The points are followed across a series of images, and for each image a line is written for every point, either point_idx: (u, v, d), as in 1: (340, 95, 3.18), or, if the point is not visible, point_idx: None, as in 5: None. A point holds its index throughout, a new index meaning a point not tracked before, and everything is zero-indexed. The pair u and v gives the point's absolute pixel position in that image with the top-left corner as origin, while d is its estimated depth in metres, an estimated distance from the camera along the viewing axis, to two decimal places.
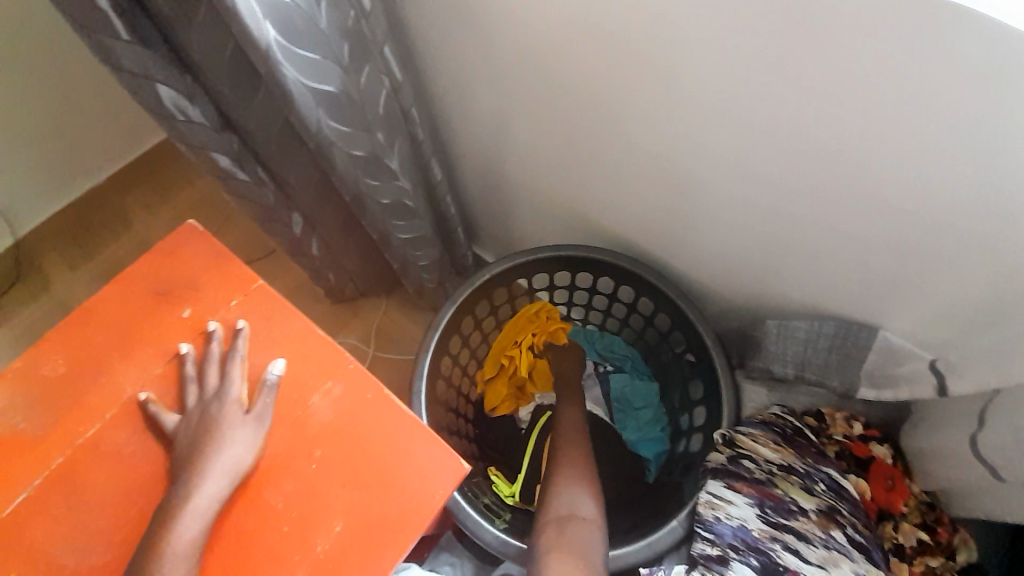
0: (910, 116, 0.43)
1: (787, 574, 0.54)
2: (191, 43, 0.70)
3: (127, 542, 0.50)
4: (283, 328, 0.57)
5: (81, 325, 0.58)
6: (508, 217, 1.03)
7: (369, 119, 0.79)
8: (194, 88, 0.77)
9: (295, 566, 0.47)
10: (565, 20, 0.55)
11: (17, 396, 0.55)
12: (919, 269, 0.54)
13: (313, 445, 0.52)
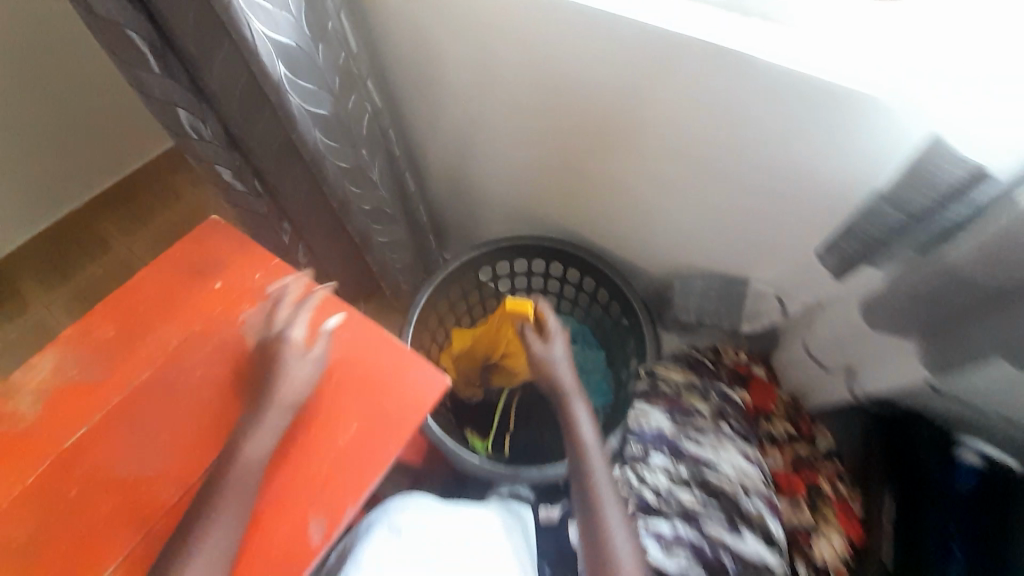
0: (730, 129, 0.62)
1: (688, 456, 0.70)
2: (209, 79, 0.87)
3: (176, 453, 0.64)
4: (296, 292, 0.73)
5: (127, 296, 0.73)
6: (472, 219, 1.23)
7: (354, 137, 0.97)
8: (208, 113, 0.93)
9: (323, 455, 0.64)
10: (507, 60, 0.76)
11: (79, 351, 0.69)
12: (767, 238, 0.74)
13: (329, 372, 0.68)
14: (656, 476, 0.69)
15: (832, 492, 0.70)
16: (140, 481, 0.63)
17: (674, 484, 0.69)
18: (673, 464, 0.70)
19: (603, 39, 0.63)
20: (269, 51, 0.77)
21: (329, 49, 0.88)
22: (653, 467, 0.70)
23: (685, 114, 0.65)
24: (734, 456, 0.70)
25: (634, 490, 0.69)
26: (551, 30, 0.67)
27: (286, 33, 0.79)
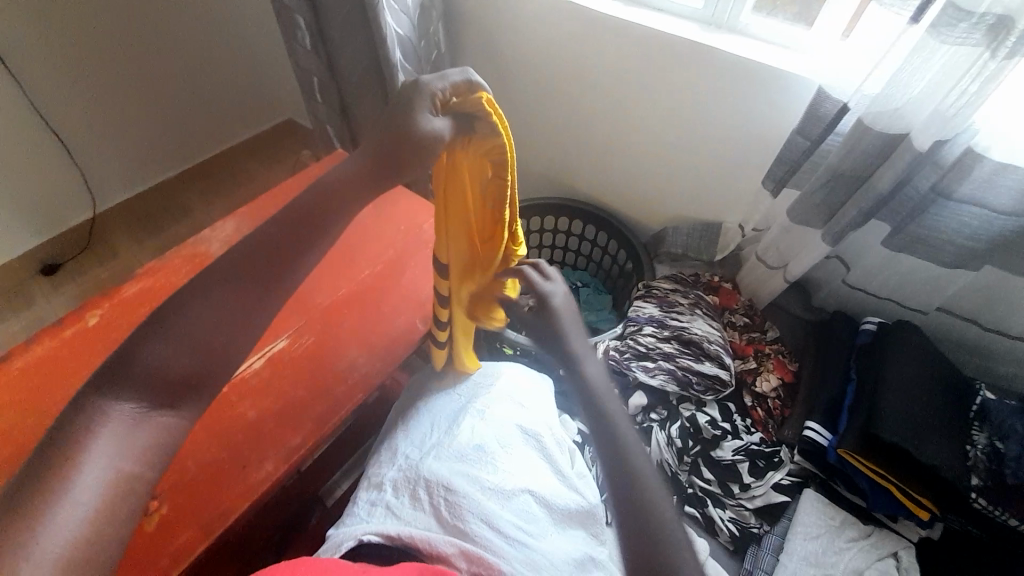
0: (706, 91, 0.95)
1: (671, 326, 0.95)
2: (336, 63, 1.20)
3: (313, 288, 0.83)
4: (395, 192, 0.96)
5: (275, 195, 0.97)
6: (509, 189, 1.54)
7: None
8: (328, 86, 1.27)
9: (400, 288, 0.85)
10: (557, 52, 1.11)
11: (243, 222, 0.93)
12: (733, 181, 1.05)
13: (418, 240, 0.90)
14: (647, 338, 0.95)
15: (773, 352, 0.97)
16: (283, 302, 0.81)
17: (662, 340, 0.94)
18: (661, 332, 0.95)
19: (627, 35, 0.98)
20: (395, 40, 1.11)
21: (428, 47, 1.23)
22: (645, 333, 0.95)
23: (678, 88, 0.98)
24: (703, 327, 0.95)
25: (631, 346, 0.95)
26: (593, 31, 1.02)
27: (406, 30, 1.14)
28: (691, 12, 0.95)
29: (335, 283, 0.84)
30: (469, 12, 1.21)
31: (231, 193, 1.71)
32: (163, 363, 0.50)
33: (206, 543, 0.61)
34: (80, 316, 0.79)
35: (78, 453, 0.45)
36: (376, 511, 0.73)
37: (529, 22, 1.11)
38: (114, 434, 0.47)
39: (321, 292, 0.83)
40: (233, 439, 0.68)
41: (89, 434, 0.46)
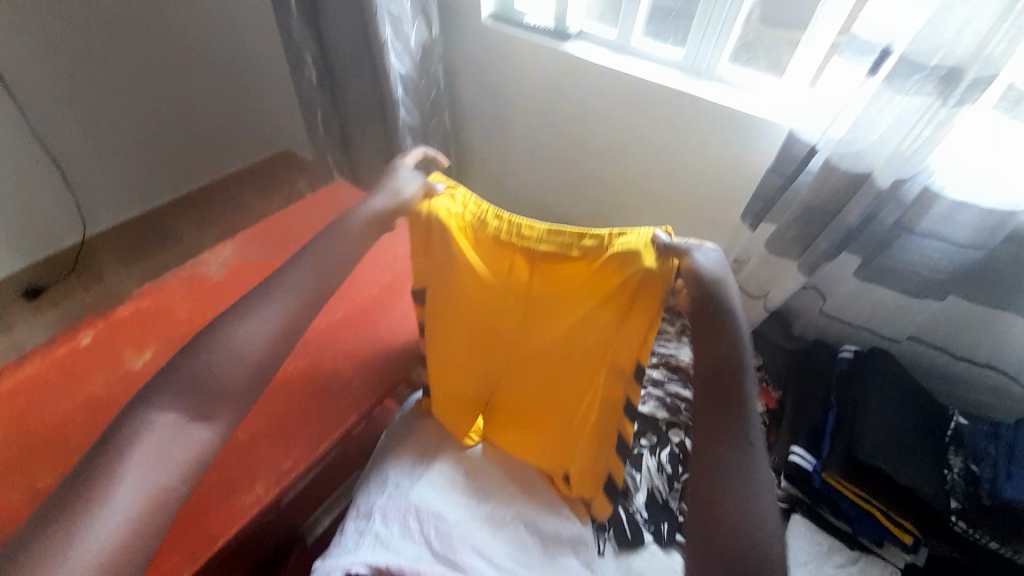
0: (686, 132, 1.02)
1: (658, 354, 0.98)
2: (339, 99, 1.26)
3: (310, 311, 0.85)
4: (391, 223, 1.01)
5: (276, 223, 1.00)
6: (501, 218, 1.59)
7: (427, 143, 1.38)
8: (330, 119, 1.33)
9: (392, 313, 0.87)
10: (549, 93, 1.18)
11: (244, 247, 0.95)
12: (713, 216, 1.10)
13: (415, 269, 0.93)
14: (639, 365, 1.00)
15: (756, 379, 1.00)
16: None
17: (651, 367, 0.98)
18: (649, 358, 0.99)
19: (614, 80, 1.05)
20: (397, 78, 1.18)
21: (427, 85, 1.30)
22: None
23: (660, 130, 1.05)
24: (690, 353, 0.98)
25: None
26: (581, 76, 1.10)
27: (408, 69, 1.21)
28: (672, 61, 1.03)
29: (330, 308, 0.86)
30: (465, 56, 1.29)
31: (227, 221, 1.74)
32: (211, 374, 0.56)
33: (194, 567, 0.60)
34: (73, 336, 0.80)
35: (125, 462, 0.51)
36: (363, 541, 0.72)
37: (523, 66, 1.19)
38: (154, 445, 0.53)
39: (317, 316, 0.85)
40: (224, 462, 0.68)
41: (130, 452, 0.52)
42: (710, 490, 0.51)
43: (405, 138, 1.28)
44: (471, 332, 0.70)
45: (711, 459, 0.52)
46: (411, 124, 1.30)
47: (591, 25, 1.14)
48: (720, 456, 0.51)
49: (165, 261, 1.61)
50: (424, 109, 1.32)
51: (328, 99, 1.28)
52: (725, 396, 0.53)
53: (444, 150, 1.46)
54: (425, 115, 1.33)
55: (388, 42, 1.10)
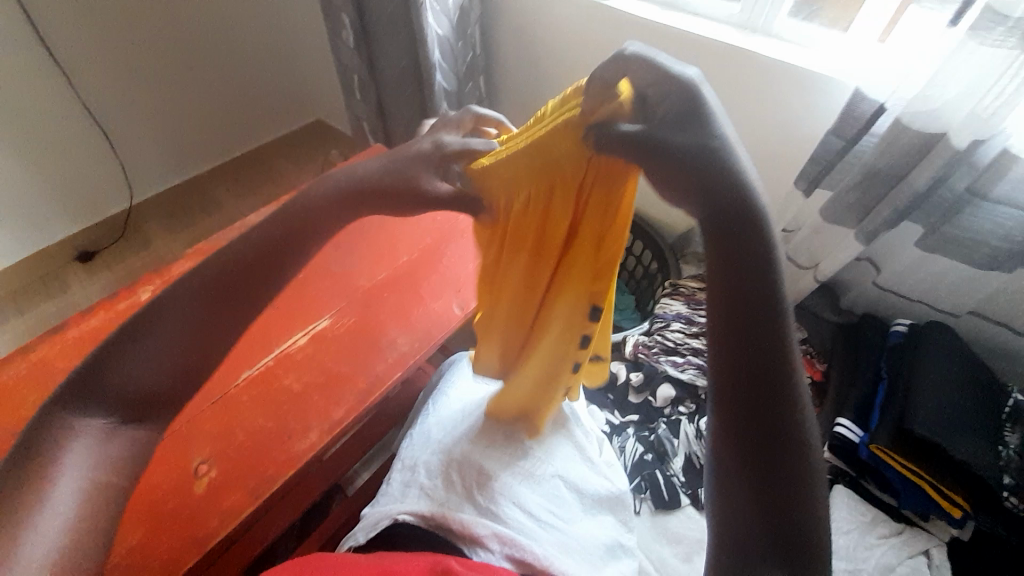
0: (736, 92, 0.97)
1: (700, 322, 0.96)
2: (375, 64, 1.25)
3: (355, 271, 0.87)
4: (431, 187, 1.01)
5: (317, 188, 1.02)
6: None
7: (463, 109, 1.35)
8: (366, 85, 1.32)
9: (433, 274, 0.88)
10: (587, 53, 1.15)
11: None
12: (760, 184, 1.06)
13: (454, 232, 0.94)
14: (677, 333, 0.95)
15: (801, 351, 0.98)
16: (328, 285, 0.85)
17: (690, 336, 0.94)
18: (689, 327, 0.96)
19: (663, 39, 1.00)
20: (435, 40, 1.16)
21: (464, 48, 1.27)
22: (674, 329, 0.96)
23: (711, 91, 1.00)
24: None
25: (659, 341, 0.96)
26: (627, 35, 1.05)
27: (446, 31, 1.18)
28: (727, 16, 0.97)
29: (374, 269, 0.88)
30: (503, 17, 1.26)
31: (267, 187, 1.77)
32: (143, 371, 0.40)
33: (254, 505, 0.64)
34: (134, 292, 0.84)
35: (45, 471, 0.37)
36: (409, 491, 0.74)
37: (565, 25, 1.15)
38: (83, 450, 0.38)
39: (362, 275, 0.87)
40: (279, 410, 0.71)
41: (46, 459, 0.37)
42: (739, 492, 0.30)
43: (441, 104, 1.27)
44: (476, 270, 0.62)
45: (733, 427, 0.30)
46: (447, 90, 1.27)
47: None
48: (748, 424, 0.29)
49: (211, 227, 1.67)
50: (460, 74, 1.30)
51: (365, 63, 1.27)
52: (752, 310, 0.30)
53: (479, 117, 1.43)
54: (461, 80, 1.31)
55: (427, 2, 1.08)
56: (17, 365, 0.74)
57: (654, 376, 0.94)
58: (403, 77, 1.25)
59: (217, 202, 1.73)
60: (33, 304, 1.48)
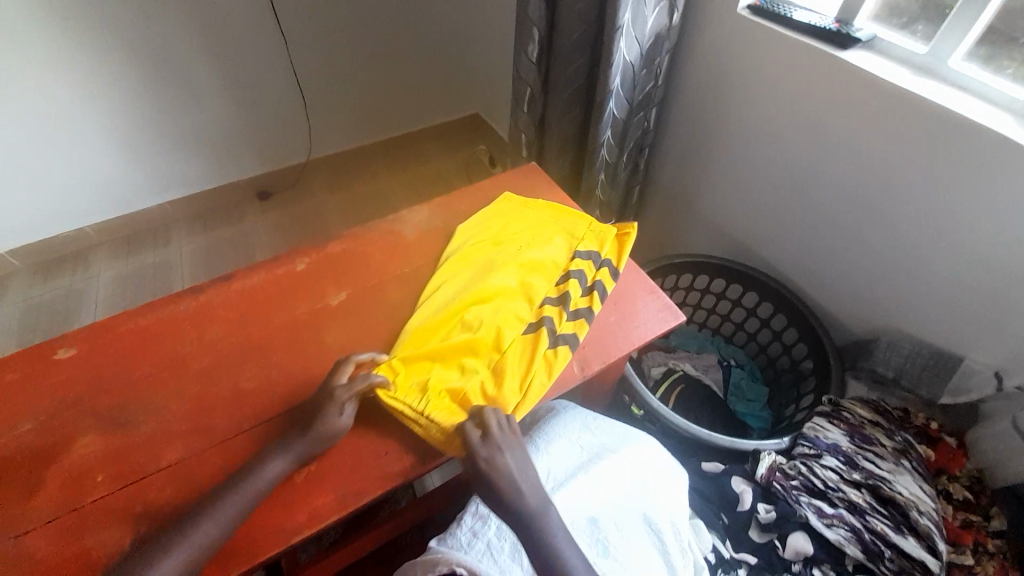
0: (1008, 198, 0.77)
1: (863, 468, 0.80)
2: (553, 76, 1.18)
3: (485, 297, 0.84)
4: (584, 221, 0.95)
5: (465, 200, 1.02)
6: (676, 238, 1.37)
7: (625, 138, 1.20)
8: (534, 95, 1.25)
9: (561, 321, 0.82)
10: (799, 111, 0.97)
11: (436, 214, 0.99)
12: (999, 315, 0.83)
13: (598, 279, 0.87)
14: (828, 472, 0.79)
15: (996, 550, 0.79)
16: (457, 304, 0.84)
17: (845, 482, 0.78)
18: (846, 468, 0.80)
19: (908, 112, 0.83)
20: (619, 66, 1.05)
21: (647, 77, 1.12)
22: (825, 466, 0.80)
23: (959, 188, 0.82)
24: (907, 480, 0.78)
25: (802, 473, 0.80)
26: (860, 101, 0.88)
27: (633, 57, 1.06)
28: (1010, 101, 0.79)
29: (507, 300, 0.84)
30: (703, 47, 1.09)
31: (440, 183, 1.98)
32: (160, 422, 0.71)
33: (340, 514, 0.64)
34: (290, 260, 0.90)
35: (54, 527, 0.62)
36: (474, 544, 0.72)
37: (781, 73, 0.97)
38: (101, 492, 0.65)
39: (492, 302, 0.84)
40: (387, 424, 0.72)
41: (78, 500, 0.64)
42: None
43: (604, 132, 1.15)
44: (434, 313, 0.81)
45: None
46: (616, 117, 1.14)
47: (884, 31, 0.92)
48: None
49: (388, 207, 1.89)
50: (634, 102, 1.15)
51: (539, 78, 1.21)
52: None
53: (637, 152, 1.26)
54: (633, 109, 1.16)
55: (625, 28, 0.99)
56: (186, 302, 0.83)
57: (788, 519, 0.78)
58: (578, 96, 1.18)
59: (398, 189, 1.95)
60: (219, 226, 1.80)
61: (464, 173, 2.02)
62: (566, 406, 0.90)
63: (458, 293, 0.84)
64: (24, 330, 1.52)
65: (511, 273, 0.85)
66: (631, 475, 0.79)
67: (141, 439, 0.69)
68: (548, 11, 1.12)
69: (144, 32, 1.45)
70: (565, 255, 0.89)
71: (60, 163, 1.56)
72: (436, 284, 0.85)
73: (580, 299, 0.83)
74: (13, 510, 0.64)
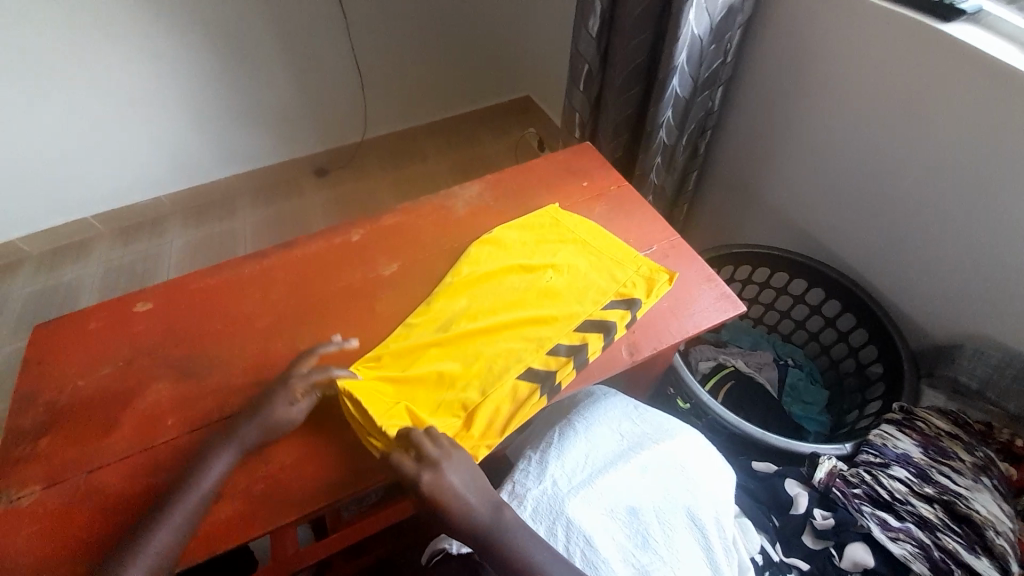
0: None
1: (936, 483, 0.74)
2: (613, 51, 1.13)
3: (501, 307, 0.80)
4: (642, 210, 0.95)
5: (518, 179, 1.00)
6: (734, 228, 1.30)
7: (687, 119, 1.14)
8: (592, 74, 1.21)
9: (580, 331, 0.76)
10: (885, 93, 0.89)
11: (488, 191, 0.98)
12: None
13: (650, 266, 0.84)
14: (895, 483, 0.74)
15: None
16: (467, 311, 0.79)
17: (914, 496, 0.73)
18: (917, 481, 0.74)
19: (1018, 93, 0.74)
20: (686, 40, 0.99)
21: (716, 53, 1.05)
22: (893, 476, 0.75)
23: None
24: (988, 500, 0.71)
25: (865, 481, 0.75)
26: (963, 78, 0.79)
27: (702, 31, 0.99)
28: None
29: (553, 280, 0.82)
30: (779, 22, 1.02)
31: (491, 165, 1.98)
32: (215, 375, 0.75)
33: (384, 476, 0.66)
34: (346, 229, 0.92)
35: (131, 457, 0.69)
36: None
37: (868, 48, 0.89)
38: (168, 437, 0.70)
39: (509, 312, 0.79)
40: None
41: (149, 439, 0.70)
42: None
43: (664, 113, 1.10)
44: (421, 320, 0.79)
45: None
46: (678, 96, 1.08)
47: (996, 3, 0.81)
48: None
49: (435, 189, 1.90)
50: (699, 81, 1.09)
51: (599, 54, 1.17)
52: None
53: (697, 134, 1.19)
54: (697, 87, 1.09)
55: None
56: (250, 265, 0.87)
57: (847, 527, 0.72)
58: (638, 73, 1.12)
59: (450, 171, 1.96)
60: (279, 200, 1.88)
61: (516, 155, 2.00)
62: (608, 392, 0.88)
63: (454, 308, 0.80)
64: (104, 288, 1.66)
65: (519, 299, 0.80)
66: (674, 467, 0.76)
67: (202, 390, 0.74)
68: None
69: (218, 12, 1.53)
70: (581, 289, 0.81)
71: (139, 133, 1.68)
72: (446, 301, 0.80)
73: (575, 334, 0.75)
74: (93, 445, 0.70)
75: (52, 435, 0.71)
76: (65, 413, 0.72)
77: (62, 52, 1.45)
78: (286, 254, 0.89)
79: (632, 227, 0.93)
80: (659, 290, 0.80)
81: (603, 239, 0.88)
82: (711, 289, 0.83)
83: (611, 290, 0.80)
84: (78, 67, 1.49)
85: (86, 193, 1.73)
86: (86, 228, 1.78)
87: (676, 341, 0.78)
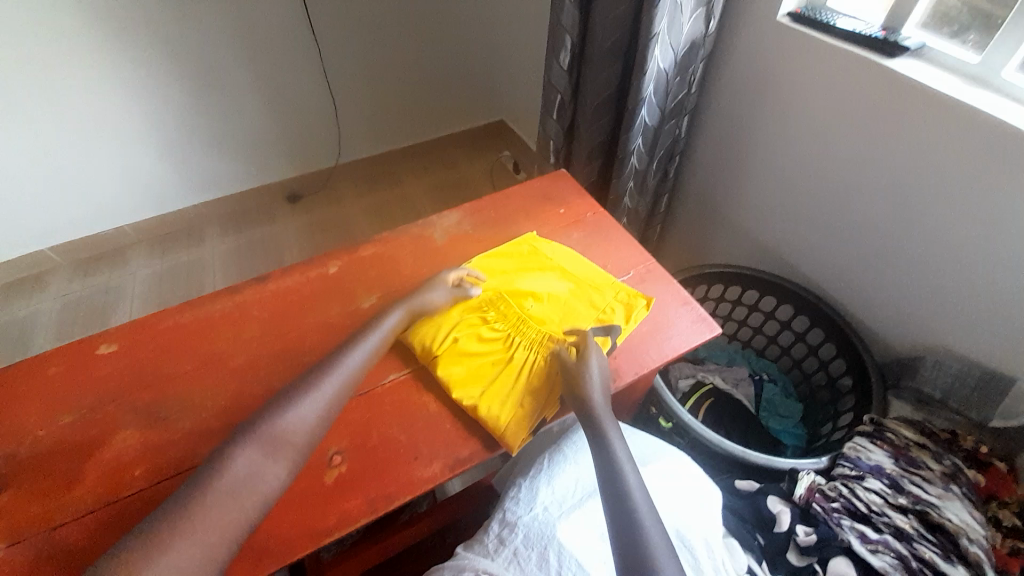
0: None
1: (910, 493, 0.77)
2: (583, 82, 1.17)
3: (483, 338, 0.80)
4: (617, 235, 0.97)
5: (496, 207, 1.02)
6: (705, 247, 1.34)
7: (656, 146, 1.18)
8: (564, 103, 1.25)
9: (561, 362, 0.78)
10: (839, 122, 0.95)
11: (466, 220, 0.99)
12: None
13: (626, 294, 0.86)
14: (871, 495, 0.77)
15: None
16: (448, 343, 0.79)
17: (890, 507, 0.75)
18: (891, 492, 0.77)
19: (957, 122, 0.80)
20: (653, 73, 1.04)
21: (681, 84, 1.10)
22: (868, 488, 0.77)
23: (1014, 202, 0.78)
24: (958, 508, 0.74)
25: (843, 495, 0.77)
26: (908, 109, 0.85)
27: (667, 64, 1.04)
28: None
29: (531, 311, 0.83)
30: (739, 55, 1.08)
31: (467, 189, 2.00)
32: (187, 419, 0.72)
33: (369, 518, 0.65)
34: (324, 262, 0.91)
35: (97, 512, 0.65)
36: (502, 552, 0.71)
37: (821, 80, 0.95)
38: (138, 488, 0.67)
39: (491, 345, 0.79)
40: (415, 427, 0.72)
41: (116, 491, 0.66)
42: None
43: (635, 140, 1.14)
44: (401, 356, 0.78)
45: None
46: (647, 124, 1.13)
47: (933, 40, 0.89)
48: None
49: (413, 214, 1.90)
50: (666, 110, 1.13)
51: (571, 85, 1.21)
52: None
53: (667, 160, 1.24)
54: (665, 116, 1.14)
55: (660, 34, 0.98)
56: (224, 302, 0.85)
57: (830, 542, 0.74)
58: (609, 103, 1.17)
59: (427, 195, 1.97)
60: (251, 228, 1.84)
61: (492, 179, 2.03)
62: None
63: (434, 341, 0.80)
64: (62, 324, 1.58)
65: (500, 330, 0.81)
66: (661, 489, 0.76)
67: (174, 436, 0.71)
68: (581, 18, 1.11)
69: (188, 42, 1.51)
70: (561, 318, 0.82)
71: (103, 162, 1.63)
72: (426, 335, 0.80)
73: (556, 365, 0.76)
74: (54, 501, 0.65)
75: (8, 492, 0.66)
76: (25, 466, 0.68)
77: (21, 81, 1.40)
78: (261, 290, 0.87)
79: (609, 252, 0.95)
80: (637, 316, 0.82)
81: (583, 267, 0.90)
82: (687, 312, 0.86)
83: (590, 317, 0.81)
84: (38, 96, 1.44)
85: (44, 225, 1.65)
86: (43, 261, 1.69)
87: (656, 365, 0.80)
